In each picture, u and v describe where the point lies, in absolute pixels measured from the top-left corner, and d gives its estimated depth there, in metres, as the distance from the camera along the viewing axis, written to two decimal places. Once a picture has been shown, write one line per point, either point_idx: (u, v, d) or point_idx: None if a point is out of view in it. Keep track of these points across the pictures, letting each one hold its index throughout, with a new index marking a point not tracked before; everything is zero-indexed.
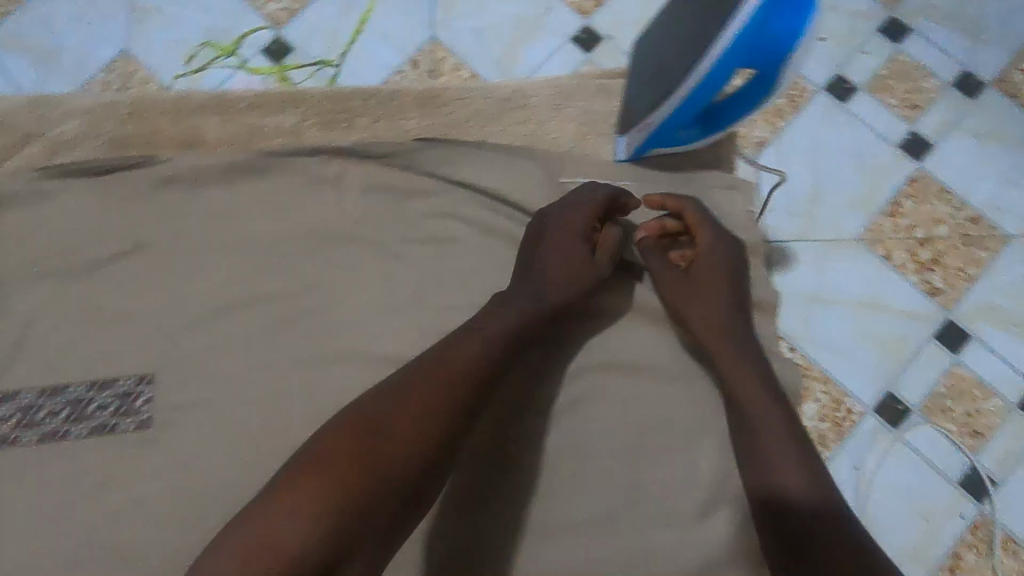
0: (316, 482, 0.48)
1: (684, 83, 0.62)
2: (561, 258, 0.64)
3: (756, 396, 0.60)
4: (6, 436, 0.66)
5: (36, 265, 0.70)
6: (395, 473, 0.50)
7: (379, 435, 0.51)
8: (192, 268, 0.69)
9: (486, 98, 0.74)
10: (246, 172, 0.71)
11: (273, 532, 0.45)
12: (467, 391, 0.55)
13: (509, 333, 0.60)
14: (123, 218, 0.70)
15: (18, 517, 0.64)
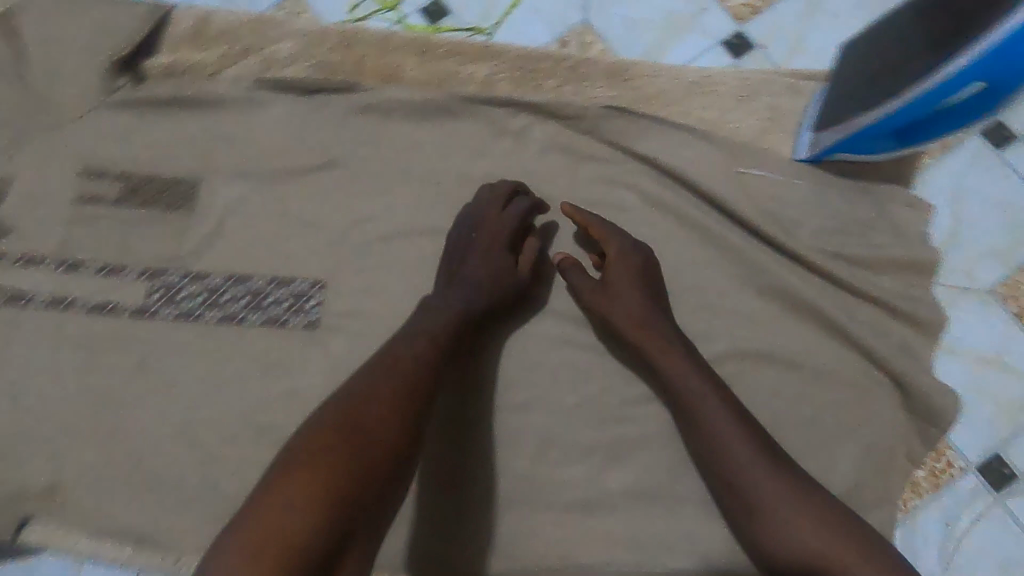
0: (299, 477, 0.47)
1: (912, 88, 0.60)
2: (483, 263, 0.67)
3: (731, 436, 0.58)
4: (192, 311, 0.74)
5: (240, 164, 0.77)
6: (371, 446, 0.49)
7: (341, 423, 0.50)
8: (376, 192, 0.75)
9: (673, 78, 0.76)
10: (438, 113, 0.75)
11: (275, 523, 0.44)
12: (428, 380, 0.55)
13: (445, 331, 0.61)
14: (321, 136, 0.76)
15: (195, 383, 0.72)
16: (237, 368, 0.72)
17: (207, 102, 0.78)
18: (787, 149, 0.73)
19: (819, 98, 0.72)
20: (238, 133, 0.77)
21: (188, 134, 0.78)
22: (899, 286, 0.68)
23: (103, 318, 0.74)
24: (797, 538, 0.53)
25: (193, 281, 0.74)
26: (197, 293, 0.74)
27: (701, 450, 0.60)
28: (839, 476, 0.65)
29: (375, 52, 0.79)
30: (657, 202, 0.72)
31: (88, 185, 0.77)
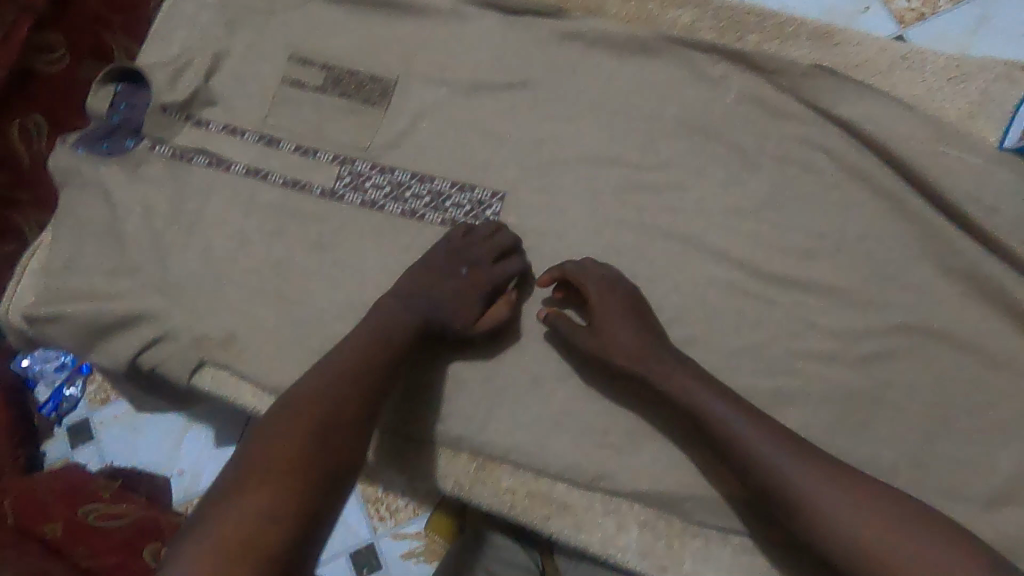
0: (266, 478, 0.48)
1: None
2: (454, 292, 0.68)
3: (765, 442, 0.57)
4: (376, 201, 0.77)
5: (438, 72, 0.80)
6: (324, 445, 0.51)
7: (302, 421, 0.52)
8: (566, 117, 0.77)
9: (882, 49, 0.75)
10: (638, 49, 0.77)
11: (252, 520, 0.45)
12: (370, 376, 0.59)
13: (404, 338, 0.64)
14: (520, 56, 0.79)
15: (370, 267, 0.76)
16: (411, 261, 0.76)
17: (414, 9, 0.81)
18: (993, 137, 0.71)
19: None
20: (440, 43, 0.81)
21: (391, 36, 0.81)
22: None
23: (292, 195, 0.79)
24: (874, 543, 0.50)
25: (380, 175, 0.78)
26: (382, 185, 0.78)
27: (750, 472, 0.57)
28: (998, 464, 0.65)
29: None
30: (848, 168, 0.72)
31: (293, 70, 0.82)
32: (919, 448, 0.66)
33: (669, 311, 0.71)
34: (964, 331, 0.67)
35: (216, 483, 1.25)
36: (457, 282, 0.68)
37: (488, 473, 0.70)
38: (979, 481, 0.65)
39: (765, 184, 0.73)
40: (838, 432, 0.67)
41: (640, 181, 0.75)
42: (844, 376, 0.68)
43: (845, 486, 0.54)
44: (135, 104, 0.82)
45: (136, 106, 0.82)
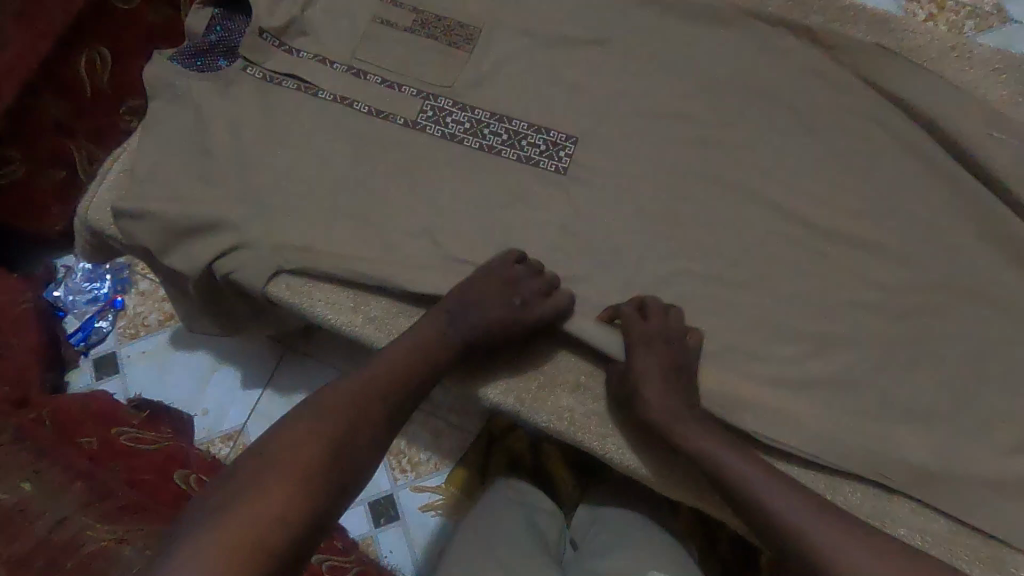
0: (280, 472, 0.51)
1: None
2: (497, 306, 0.69)
3: (757, 473, 0.60)
4: (455, 134, 0.82)
5: (523, 23, 0.86)
6: (336, 445, 0.54)
7: (328, 418, 0.56)
8: (641, 73, 0.83)
9: (933, 38, 0.82)
10: (711, 19, 0.83)
11: (262, 513, 0.48)
12: (384, 385, 0.61)
13: (437, 355, 0.67)
14: (601, 15, 0.85)
15: (444, 194, 0.80)
16: (486, 193, 0.80)
17: None
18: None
19: None
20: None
21: None
22: None
23: (377, 123, 0.83)
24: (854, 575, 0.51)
25: (460, 110, 0.83)
26: (462, 120, 0.83)
27: (740, 501, 0.60)
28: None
29: None
30: (897, 138, 0.78)
31: (385, 10, 0.87)
32: (961, 396, 0.70)
33: (728, 256, 0.76)
34: (997, 293, 0.72)
35: (238, 424, 1.23)
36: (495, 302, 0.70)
37: (547, 394, 0.73)
38: (1008, 430, 0.69)
39: (824, 147, 0.78)
40: (886, 376, 0.71)
41: (707, 136, 0.80)
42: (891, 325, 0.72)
43: (830, 517, 0.56)
44: (233, 29, 0.87)
45: (233, 31, 0.86)
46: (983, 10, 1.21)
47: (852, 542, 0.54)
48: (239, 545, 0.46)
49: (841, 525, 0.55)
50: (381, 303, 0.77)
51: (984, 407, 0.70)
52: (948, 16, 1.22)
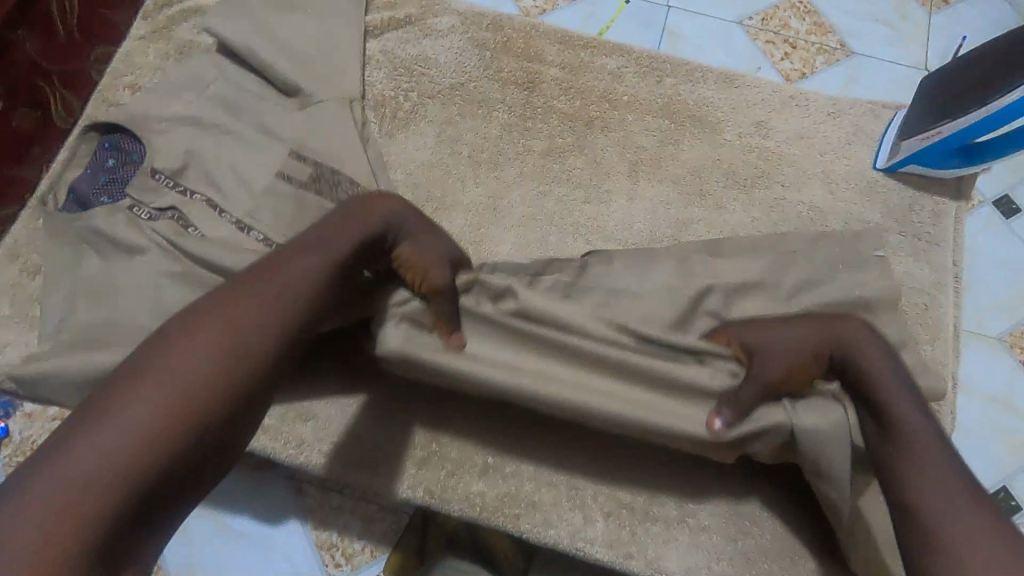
0: (126, 403, 0.47)
1: (971, 113, 0.74)
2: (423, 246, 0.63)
3: (927, 430, 0.57)
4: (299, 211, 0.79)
5: (395, 113, 0.88)
6: (218, 360, 0.50)
7: (188, 348, 0.50)
8: (516, 150, 0.86)
9: (774, 91, 0.90)
10: (572, 96, 0.89)
11: (99, 454, 0.45)
12: (289, 293, 0.55)
13: (345, 260, 0.59)
14: (469, 101, 0.88)
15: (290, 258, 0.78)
16: None
17: (372, 60, 0.90)
18: (868, 158, 0.86)
19: (896, 120, 0.86)
20: (397, 87, 0.89)
21: (349, 76, 0.87)
22: (954, 282, 0.81)
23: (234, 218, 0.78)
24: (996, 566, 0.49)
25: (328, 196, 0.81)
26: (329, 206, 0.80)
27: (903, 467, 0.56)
28: None
29: (521, 36, 0.92)
30: (749, 194, 0.85)
31: (249, 108, 0.85)
32: None
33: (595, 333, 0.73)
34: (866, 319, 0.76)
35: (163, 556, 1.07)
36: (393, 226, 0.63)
37: (455, 480, 0.72)
38: None
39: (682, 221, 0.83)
40: None
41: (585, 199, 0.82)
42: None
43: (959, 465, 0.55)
44: (128, 154, 0.82)
45: (123, 150, 0.82)
46: (829, 46, 1.34)
47: (955, 490, 0.53)
48: (64, 486, 0.44)
49: (950, 472, 0.55)
50: (273, 410, 0.73)
51: None
52: (800, 54, 1.33)
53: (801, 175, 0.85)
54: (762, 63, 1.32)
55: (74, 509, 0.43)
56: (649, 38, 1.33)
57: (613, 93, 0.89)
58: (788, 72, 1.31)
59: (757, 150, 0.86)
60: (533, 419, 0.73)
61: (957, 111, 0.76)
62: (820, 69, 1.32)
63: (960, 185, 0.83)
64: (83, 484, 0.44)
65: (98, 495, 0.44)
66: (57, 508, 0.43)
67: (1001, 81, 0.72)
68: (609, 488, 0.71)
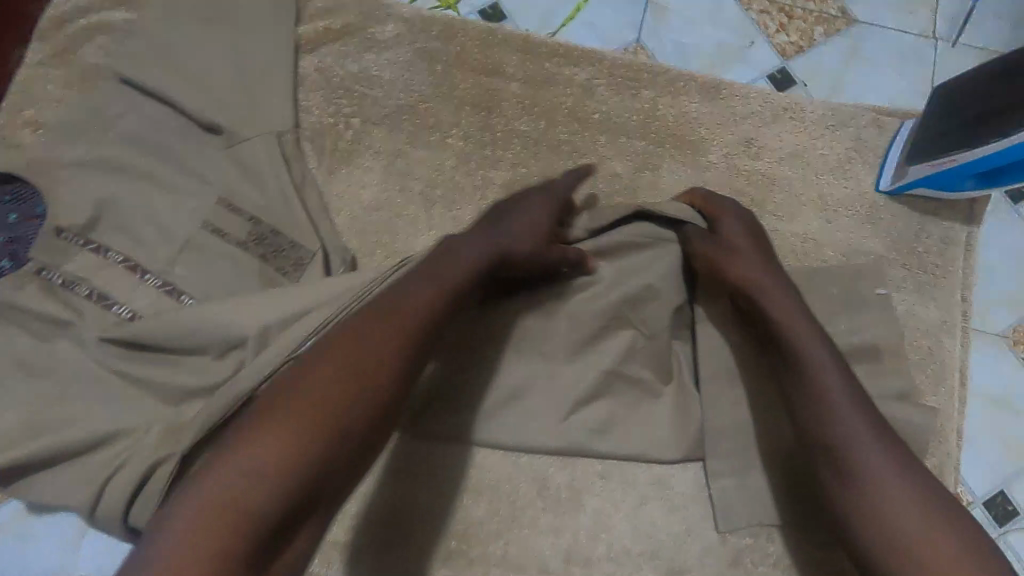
0: (268, 429, 0.45)
1: (987, 145, 0.65)
2: (534, 214, 0.64)
3: (838, 378, 0.56)
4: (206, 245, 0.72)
5: (335, 144, 0.77)
6: (361, 382, 0.49)
7: (320, 376, 0.48)
8: (474, 184, 0.76)
9: (765, 101, 0.79)
10: (537, 117, 0.78)
11: (240, 480, 0.43)
12: (411, 312, 0.53)
13: (456, 284, 0.57)
14: (419, 127, 0.78)
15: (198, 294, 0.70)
16: (238, 287, 0.70)
17: (307, 81, 0.79)
18: (870, 179, 0.77)
19: (905, 133, 0.76)
20: (337, 113, 0.78)
21: (279, 103, 0.76)
22: (963, 320, 0.73)
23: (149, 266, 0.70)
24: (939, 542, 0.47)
25: (260, 244, 0.72)
26: (262, 253, 0.71)
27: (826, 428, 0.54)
28: None
29: (477, 45, 0.80)
30: None
31: (167, 145, 0.74)
32: None
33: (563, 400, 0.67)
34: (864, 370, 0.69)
35: None
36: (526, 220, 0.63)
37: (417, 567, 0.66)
38: None
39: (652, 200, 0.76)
40: None
41: None
42: (783, 425, 0.64)
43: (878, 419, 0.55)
44: (29, 206, 0.72)
45: (26, 201, 0.73)
46: (830, 15, 1.17)
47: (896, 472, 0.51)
48: (213, 514, 0.41)
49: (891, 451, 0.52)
50: None
51: None
52: (797, 25, 1.17)
53: (795, 202, 0.76)
54: (756, 38, 1.16)
55: (232, 533, 0.41)
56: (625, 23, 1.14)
57: (582, 111, 0.79)
58: (784, 48, 1.15)
59: (745, 174, 0.77)
60: (499, 496, 0.67)
61: (974, 137, 0.66)
62: (821, 43, 1.15)
63: (969, 210, 0.75)
64: (227, 517, 0.41)
65: (242, 521, 0.42)
66: (216, 537, 0.41)
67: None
68: (583, 570, 0.66)
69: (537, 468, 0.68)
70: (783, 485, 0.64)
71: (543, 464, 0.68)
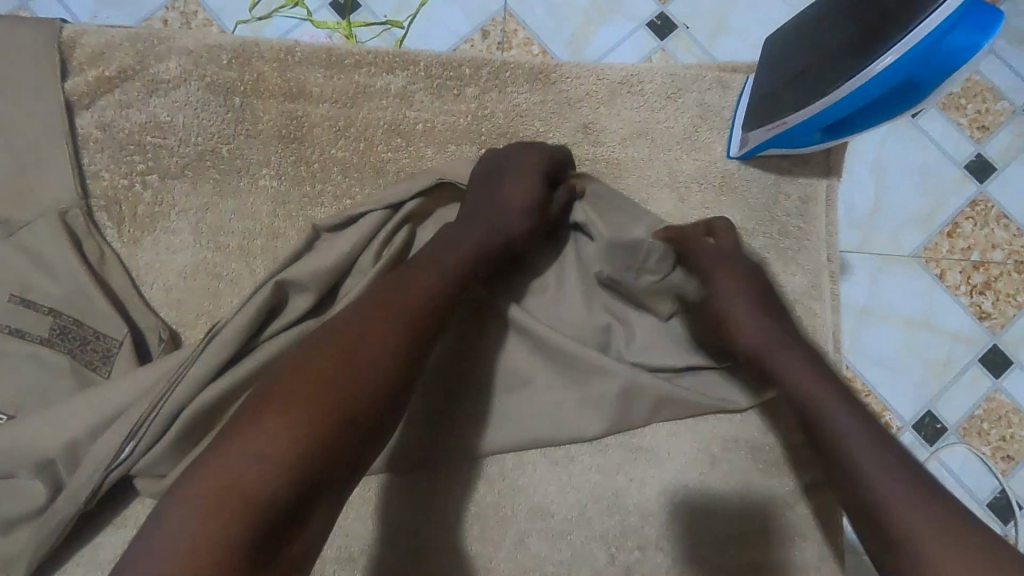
0: (278, 418, 0.46)
1: (816, 103, 0.60)
2: (515, 193, 0.65)
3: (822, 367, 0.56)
4: None
5: (136, 208, 0.69)
6: (365, 386, 0.49)
7: (333, 364, 0.49)
8: (298, 226, 0.69)
9: (599, 79, 0.73)
10: (355, 138, 0.71)
11: (242, 471, 0.43)
12: (413, 305, 0.54)
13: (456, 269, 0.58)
14: (226, 172, 0.70)
15: None
16: (37, 393, 0.61)
17: (89, 142, 0.70)
18: (720, 146, 0.72)
19: (747, 90, 0.71)
20: (131, 172, 0.70)
21: (56, 174, 0.67)
22: (832, 280, 0.70)
23: None
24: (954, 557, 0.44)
25: (64, 338, 0.63)
26: (69, 350, 0.62)
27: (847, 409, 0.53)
28: (778, 482, 0.65)
29: (275, 67, 0.71)
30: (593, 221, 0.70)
31: None
32: (723, 480, 0.65)
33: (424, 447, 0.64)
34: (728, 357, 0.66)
35: None
36: (513, 191, 0.65)
37: None
38: (764, 500, 0.65)
39: None
40: (643, 481, 0.65)
41: None
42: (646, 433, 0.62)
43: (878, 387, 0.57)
44: None
45: None
46: None
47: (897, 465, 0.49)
48: (220, 497, 0.42)
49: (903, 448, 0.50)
50: None
51: (747, 483, 0.65)
52: None
53: (644, 185, 0.71)
54: None
55: (235, 521, 0.42)
56: (473, 25, 0.97)
57: (403, 124, 0.71)
58: None
59: (589, 164, 0.71)
60: (374, 562, 0.62)
61: (803, 95, 0.62)
62: None
63: (824, 162, 0.71)
64: (223, 515, 0.42)
65: (246, 513, 0.42)
66: (211, 525, 0.41)
67: (853, 57, 0.57)
68: None
69: (409, 522, 0.63)
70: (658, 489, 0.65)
71: (415, 517, 0.63)
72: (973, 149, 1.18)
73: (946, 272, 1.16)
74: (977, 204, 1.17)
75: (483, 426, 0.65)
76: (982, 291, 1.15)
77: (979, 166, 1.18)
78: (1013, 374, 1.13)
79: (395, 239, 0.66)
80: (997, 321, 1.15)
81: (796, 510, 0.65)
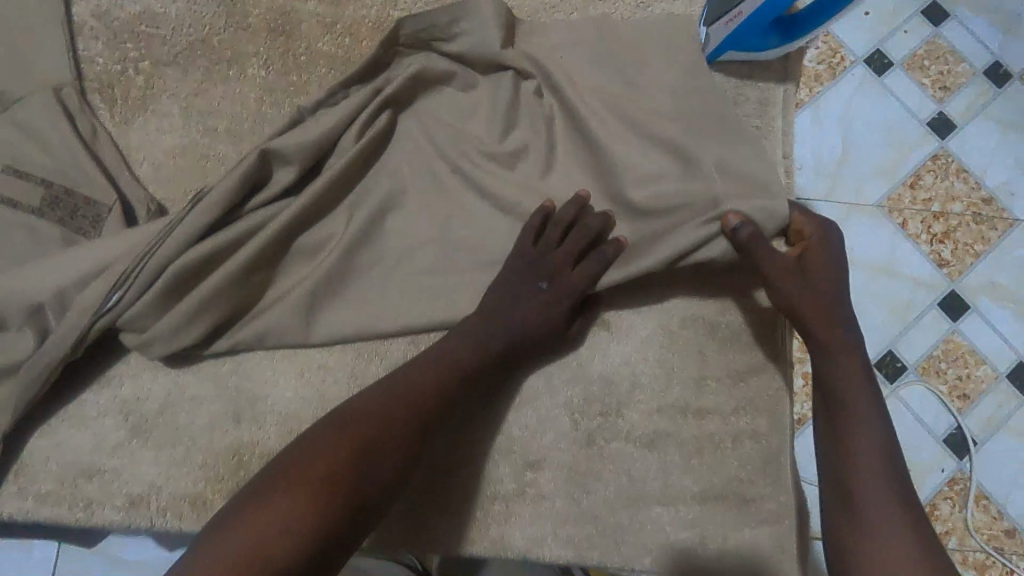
0: (293, 493, 0.52)
1: None
2: (540, 310, 0.66)
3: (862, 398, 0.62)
4: None
5: (128, 91, 0.72)
6: (382, 467, 0.56)
7: (345, 457, 0.55)
8: (284, 114, 0.73)
9: None
10: (341, 34, 0.74)
11: (261, 540, 0.49)
12: (426, 392, 0.60)
13: (473, 359, 0.63)
14: (216, 62, 0.73)
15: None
16: (30, 252, 0.64)
17: (84, 30, 0.73)
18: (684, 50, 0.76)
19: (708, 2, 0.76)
20: (124, 58, 0.73)
21: (54, 57, 0.70)
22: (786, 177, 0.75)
23: None
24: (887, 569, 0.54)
25: (56, 207, 0.65)
26: (59, 217, 0.65)
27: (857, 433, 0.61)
28: (733, 357, 0.69)
29: None
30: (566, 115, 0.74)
31: None
32: (681, 355, 0.69)
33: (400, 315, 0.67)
34: None
35: None
36: (538, 304, 0.66)
37: None
38: (721, 373, 0.69)
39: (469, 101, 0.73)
40: (606, 355, 0.69)
41: (371, 160, 0.71)
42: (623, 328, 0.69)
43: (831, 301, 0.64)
44: None
45: None
46: None
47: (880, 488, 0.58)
48: (241, 560, 0.48)
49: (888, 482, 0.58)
50: (53, 471, 0.64)
51: (704, 358, 0.69)
52: None
53: None
54: None
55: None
56: None
57: (386, 22, 0.75)
58: None
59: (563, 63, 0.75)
60: None
61: None
62: None
63: (778, 68, 0.76)
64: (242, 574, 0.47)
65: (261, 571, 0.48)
66: None
67: None
68: (442, 474, 0.66)
69: None
70: (619, 360, 0.69)
71: None
72: (935, 107, 1.21)
73: (912, 215, 1.18)
74: (938, 157, 1.19)
75: (455, 299, 0.68)
76: (941, 241, 1.17)
77: (941, 122, 1.20)
78: (970, 318, 1.14)
79: (376, 121, 0.71)
80: (956, 269, 1.16)
81: (749, 383, 0.69)
